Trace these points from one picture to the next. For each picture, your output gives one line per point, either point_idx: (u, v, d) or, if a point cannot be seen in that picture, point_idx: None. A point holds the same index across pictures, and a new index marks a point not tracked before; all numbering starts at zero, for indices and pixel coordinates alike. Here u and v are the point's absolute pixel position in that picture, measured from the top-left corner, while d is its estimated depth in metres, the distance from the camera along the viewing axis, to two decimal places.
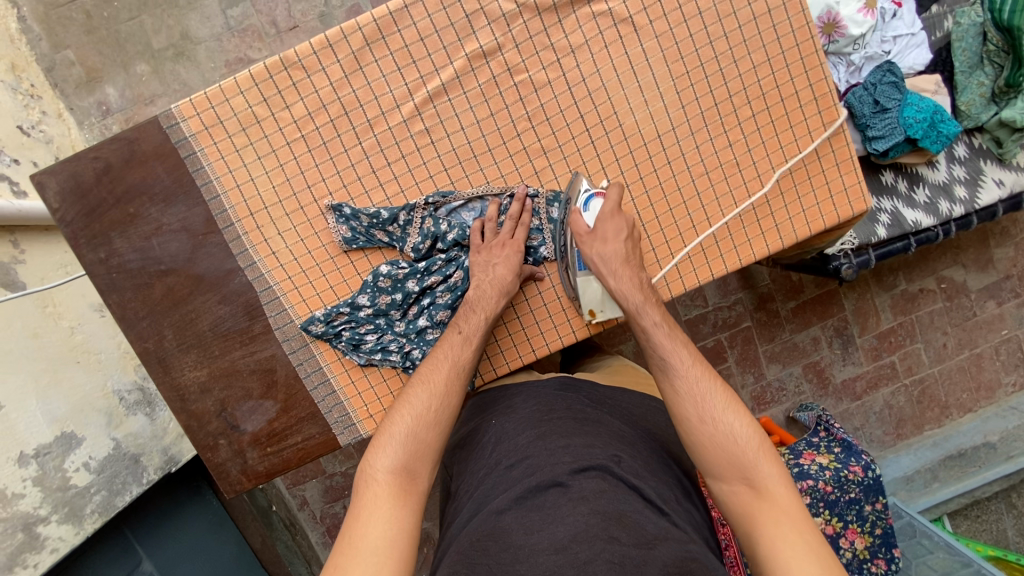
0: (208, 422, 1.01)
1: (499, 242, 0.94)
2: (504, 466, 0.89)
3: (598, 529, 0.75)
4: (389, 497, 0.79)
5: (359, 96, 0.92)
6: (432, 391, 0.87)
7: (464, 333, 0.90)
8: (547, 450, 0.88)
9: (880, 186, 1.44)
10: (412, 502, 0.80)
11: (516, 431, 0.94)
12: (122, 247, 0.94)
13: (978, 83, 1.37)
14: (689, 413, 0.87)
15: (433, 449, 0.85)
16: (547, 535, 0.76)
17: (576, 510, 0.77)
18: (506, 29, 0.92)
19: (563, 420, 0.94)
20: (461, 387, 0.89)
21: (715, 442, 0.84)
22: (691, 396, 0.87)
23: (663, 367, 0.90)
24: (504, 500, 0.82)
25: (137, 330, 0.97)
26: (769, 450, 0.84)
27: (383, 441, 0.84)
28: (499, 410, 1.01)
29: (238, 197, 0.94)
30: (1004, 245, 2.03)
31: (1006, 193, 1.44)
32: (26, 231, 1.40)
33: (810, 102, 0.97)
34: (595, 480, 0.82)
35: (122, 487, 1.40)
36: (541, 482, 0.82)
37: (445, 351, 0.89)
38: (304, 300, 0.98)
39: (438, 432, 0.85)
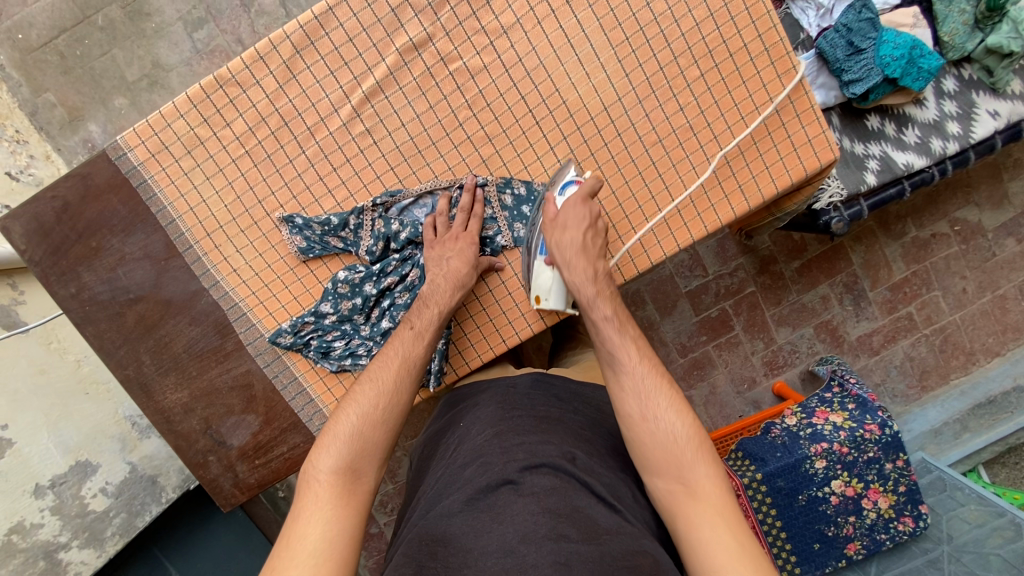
0: (195, 440, 1.03)
1: (452, 236, 0.93)
2: (459, 465, 0.89)
3: (546, 529, 0.76)
4: (330, 499, 0.80)
5: (297, 104, 0.92)
6: (380, 390, 0.88)
7: (416, 329, 0.90)
8: (500, 450, 0.87)
9: (865, 131, 1.36)
10: (354, 502, 0.81)
11: (477, 431, 0.94)
12: (90, 280, 0.97)
13: (959, 9, 1.28)
14: (631, 411, 0.87)
15: (378, 448, 0.86)
16: (496, 537, 0.76)
17: (526, 508, 0.78)
18: (434, 17, 0.90)
19: (522, 418, 0.93)
20: (410, 386, 0.90)
21: (654, 439, 0.85)
22: (636, 392, 0.87)
23: (611, 368, 0.89)
24: (455, 502, 0.82)
25: (116, 359, 0.99)
26: (708, 450, 0.84)
27: (327, 441, 0.85)
28: (466, 411, 1.02)
29: (193, 219, 0.95)
30: (1019, 177, 1.91)
31: (1002, 124, 1.36)
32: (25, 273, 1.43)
33: (760, 54, 0.93)
34: (547, 478, 0.82)
35: (142, 508, 1.46)
36: (491, 481, 0.82)
37: (396, 348, 0.90)
38: (270, 314, 0.99)
39: (382, 431, 0.87)
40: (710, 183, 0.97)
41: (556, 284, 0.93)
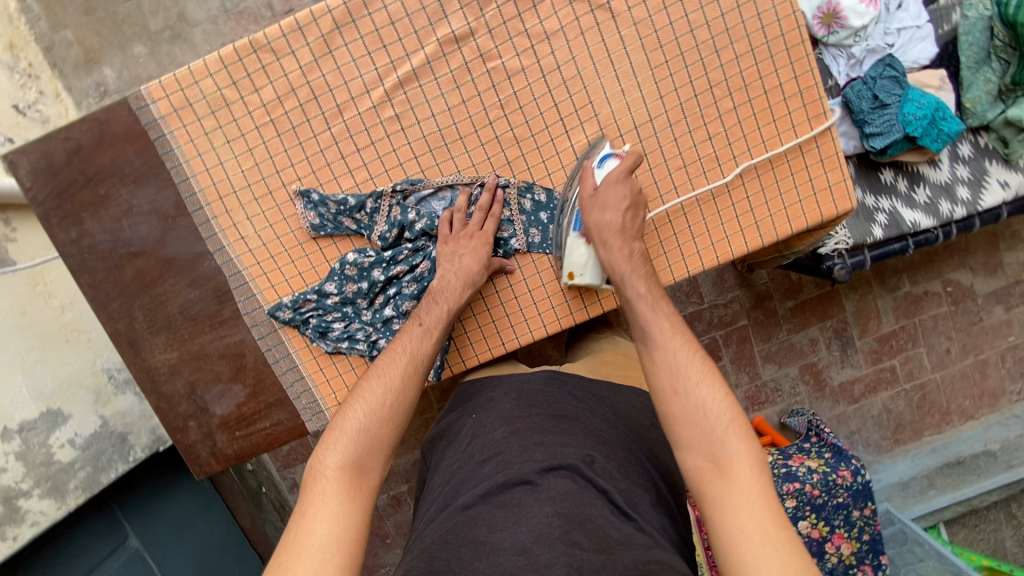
0: (178, 404, 1.01)
1: (468, 233, 0.93)
2: (478, 461, 0.91)
3: (559, 532, 0.77)
4: (336, 495, 0.79)
5: (329, 80, 0.91)
6: (387, 386, 0.87)
7: (425, 325, 0.90)
8: (518, 448, 0.89)
9: (878, 184, 1.39)
10: (360, 497, 0.80)
11: (491, 427, 0.95)
12: (92, 228, 0.95)
13: (984, 79, 1.31)
14: (663, 383, 0.84)
15: (383, 443, 0.85)
16: (509, 535, 0.78)
17: (540, 510, 0.80)
18: (479, 13, 0.90)
19: (538, 416, 0.94)
20: (417, 380, 0.89)
21: (686, 414, 0.81)
22: (668, 364, 0.84)
23: (643, 339, 0.87)
24: (470, 496, 0.84)
25: (108, 311, 0.97)
26: (742, 425, 0.81)
27: (334, 437, 0.84)
28: (480, 404, 1.03)
29: (207, 180, 0.94)
30: (1015, 248, 1.95)
31: (1010, 196, 1.39)
32: (18, 211, 1.38)
33: (794, 96, 0.94)
34: (564, 481, 0.83)
35: (108, 464, 1.41)
36: (508, 479, 0.84)
37: (405, 344, 0.89)
38: (272, 286, 0.97)
39: (389, 427, 0.86)
40: (727, 215, 0.98)
41: (591, 260, 0.92)
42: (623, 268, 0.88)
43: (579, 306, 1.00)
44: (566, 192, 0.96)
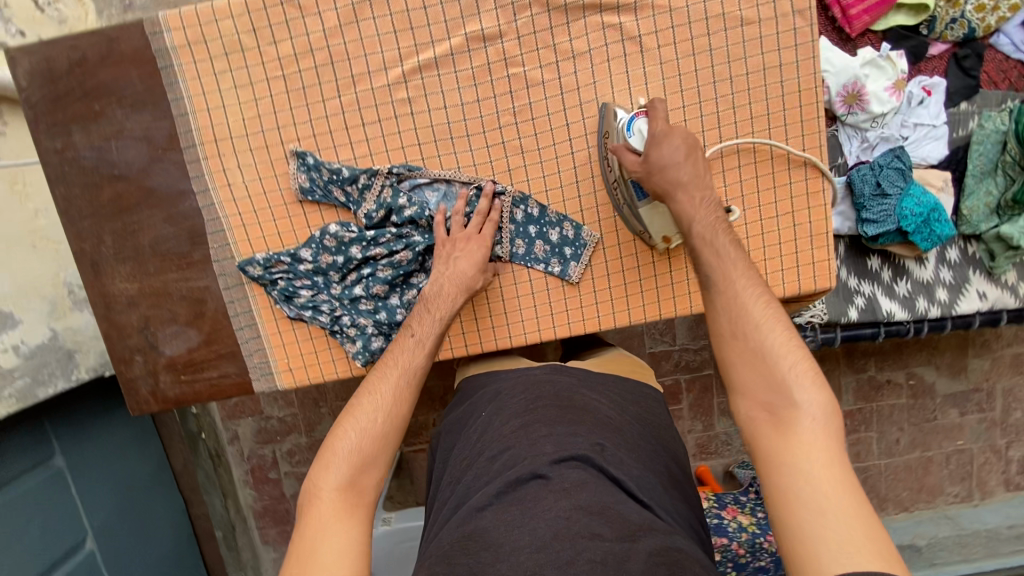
0: (128, 335, 0.99)
1: (465, 236, 0.93)
2: (487, 457, 0.88)
3: (579, 526, 0.73)
4: (334, 515, 0.77)
5: (349, 48, 0.90)
6: (379, 402, 0.86)
7: (418, 338, 0.90)
8: (528, 442, 0.86)
9: (863, 269, 1.43)
10: (357, 517, 0.78)
11: (501, 422, 0.93)
12: (80, 142, 0.93)
13: (986, 191, 1.34)
14: (722, 327, 0.80)
15: (378, 460, 0.84)
16: (527, 531, 0.74)
17: (556, 504, 0.76)
18: (512, 18, 0.89)
19: (547, 407, 0.92)
20: (409, 397, 0.88)
21: (744, 358, 0.77)
22: (728, 308, 0.79)
23: (703, 281, 0.82)
24: (482, 496, 0.80)
25: (77, 229, 0.96)
26: (811, 371, 0.74)
27: (327, 458, 0.82)
28: (486, 401, 1.01)
29: (206, 120, 0.92)
30: (982, 356, 2.00)
31: (985, 307, 1.42)
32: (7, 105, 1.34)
33: (798, 167, 0.95)
34: (579, 470, 0.80)
35: (48, 378, 1.35)
36: (520, 474, 0.81)
37: (398, 359, 0.89)
38: (249, 240, 0.96)
39: (383, 445, 0.84)
40: None
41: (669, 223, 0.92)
42: (692, 215, 0.83)
43: (548, 324, 1.01)
44: (559, 211, 0.96)
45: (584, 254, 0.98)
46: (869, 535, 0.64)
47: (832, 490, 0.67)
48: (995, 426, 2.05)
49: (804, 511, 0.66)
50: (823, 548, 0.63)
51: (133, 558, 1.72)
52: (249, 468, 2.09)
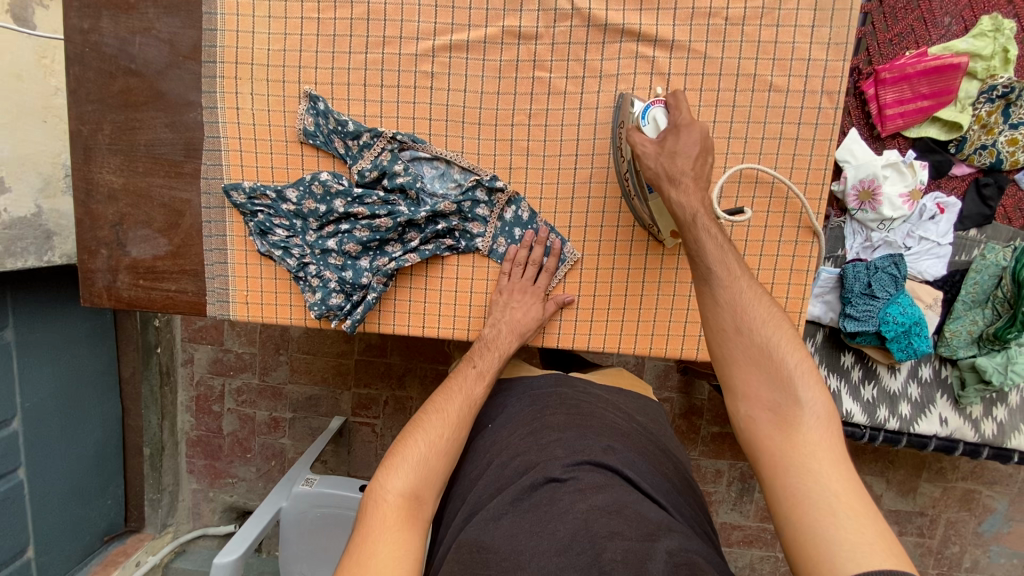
0: (100, 227, 1.00)
1: (523, 287, 0.95)
2: (499, 464, 0.85)
3: (598, 527, 0.69)
4: (396, 520, 0.76)
5: (388, 10, 0.91)
6: (445, 421, 0.87)
7: (478, 369, 0.93)
8: (539, 447, 0.84)
9: (835, 363, 1.43)
10: (417, 529, 0.77)
11: (510, 432, 0.91)
12: (106, 28, 0.94)
13: (971, 319, 1.34)
14: (724, 324, 0.79)
15: (439, 477, 0.83)
16: (547, 535, 0.69)
17: (573, 504, 0.72)
18: (551, 23, 0.90)
19: (557, 414, 0.90)
20: (469, 422, 0.89)
21: (747, 357, 0.77)
22: (732, 306, 0.78)
23: (705, 277, 0.80)
24: (498, 504, 0.76)
25: (80, 111, 0.97)
26: (807, 369, 0.76)
27: (395, 463, 0.82)
28: (494, 413, 0.99)
29: (233, 40, 0.93)
30: (934, 482, 1.99)
31: (944, 433, 1.41)
32: None
33: (789, 242, 0.96)
34: (596, 473, 0.77)
35: (20, 253, 1.34)
36: (534, 479, 0.77)
37: (461, 384, 0.91)
38: (241, 165, 0.96)
39: (444, 462, 0.84)
40: (678, 314, 0.98)
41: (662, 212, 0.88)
42: (696, 209, 0.79)
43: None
44: (547, 221, 0.97)
45: (561, 269, 0.98)
46: (877, 528, 0.65)
47: (839, 485, 0.68)
48: (929, 554, 2.04)
49: (817, 512, 0.66)
50: (834, 542, 0.64)
51: (56, 450, 1.69)
52: (193, 396, 2.11)
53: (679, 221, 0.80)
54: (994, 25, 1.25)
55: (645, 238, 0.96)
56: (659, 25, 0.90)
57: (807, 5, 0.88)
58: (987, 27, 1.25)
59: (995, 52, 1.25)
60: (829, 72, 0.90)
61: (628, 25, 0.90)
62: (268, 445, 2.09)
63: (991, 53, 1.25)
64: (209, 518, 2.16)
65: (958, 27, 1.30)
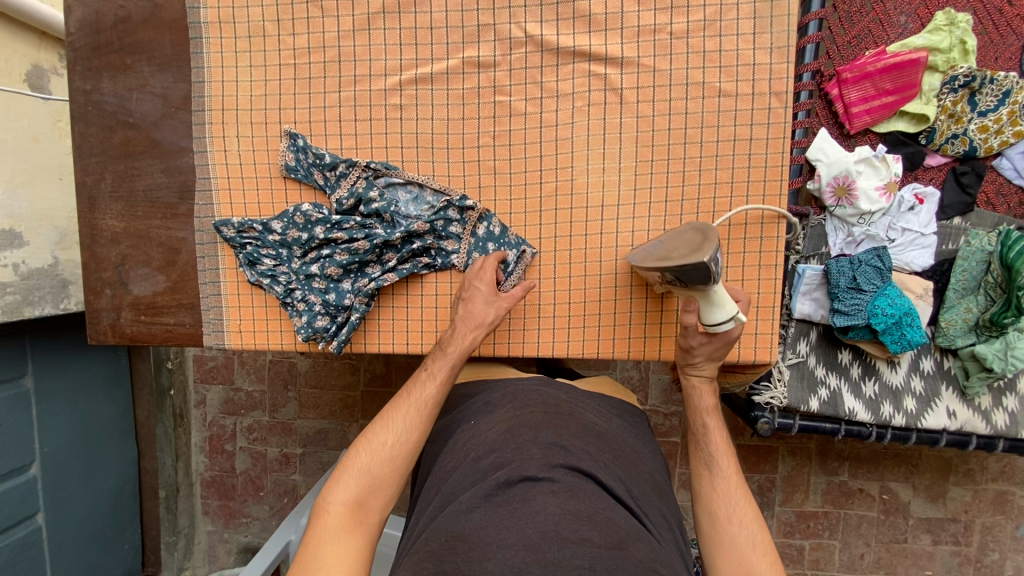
0: (104, 268, 1.07)
1: (479, 274, 0.95)
2: (474, 458, 0.87)
3: (567, 530, 0.70)
4: (338, 528, 0.83)
5: (357, 51, 0.99)
6: (389, 428, 0.90)
7: (429, 370, 0.94)
8: (514, 445, 0.85)
9: (833, 362, 1.41)
10: (360, 533, 0.83)
11: (488, 428, 0.92)
12: (106, 88, 1.03)
13: (965, 306, 1.32)
14: (719, 509, 0.91)
15: (387, 484, 0.87)
16: (515, 532, 0.70)
17: (543, 503, 0.74)
18: (507, 51, 0.97)
19: (535, 413, 0.92)
20: (419, 425, 0.92)
21: (731, 543, 0.88)
22: (727, 496, 0.92)
23: (709, 465, 0.95)
24: (473, 498, 0.77)
25: (85, 163, 1.05)
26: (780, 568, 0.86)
27: (341, 475, 0.88)
28: (477, 411, 1.01)
29: (219, 90, 1.02)
30: (963, 485, 1.91)
31: (954, 426, 1.38)
32: (55, 42, 1.49)
33: (754, 238, 0.99)
34: (570, 477, 0.79)
35: (37, 301, 1.44)
36: (509, 477, 0.79)
37: (411, 391, 0.93)
38: (230, 203, 1.03)
39: (390, 470, 0.88)
40: (654, 318, 1.01)
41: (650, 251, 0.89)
42: (709, 401, 0.98)
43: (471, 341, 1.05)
44: (519, 235, 1.02)
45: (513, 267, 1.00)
46: None
47: None
48: (968, 564, 1.93)
49: None
50: None
51: (73, 494, 1.73)
52: (206, 435, 2.15)
53: (695, 405, 0.99)
54: (948, 19, 1.30)
55: (616, 246, 1.01)
56: (608, 44, 0.96)
57: (746, 13, 0.94)
58: (942, 21, 1.30)
59: (952, 44, 1.30)
60: (775, 74, 0.94)
61: (578, 47, 0.96)
62: (281, 482, 2.11)
63: (949, 45, 1.29)
64: (224, 560, 2.17)
65: (914, 24, 1.34)
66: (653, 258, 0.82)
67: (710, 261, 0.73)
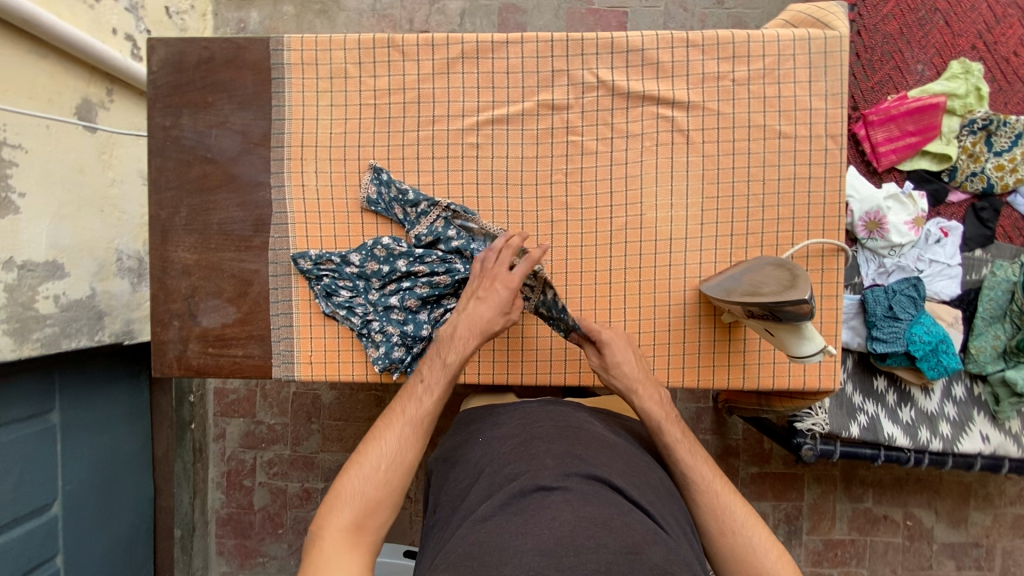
0: (173, 300, 1.07)
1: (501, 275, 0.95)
2: (489, 474, 0.88)
3: (584, 536, 0.70)
4: (338, 553, 0.81)
5: (436, 94, 1.03)
6: (385, 451, 0.90)
7: (425, 382, 0.94)
8: (528, 457, 0.87)
9: (870, 389, 1.46)
10: (361, 553, 0.83)
11: (500, 442, 0.95)
12: (186, 124, 1.06)
13: (994, 334, 1.39)
14: (710, 526, 0.91)
15: (385, 504, 0.87)
16: (533, 537, 0.71)
17: (559, 511, 0.74)
18: (580, 95, 1.03)
19: (544, 426, 0.94)
20: (415, 442, 0.92)
21: (734, 553, 0.88)
22: (712, 509, 0.91)
23: (685, 484, 0.94)
24: (489, 507, 0.78)
25: (160, 197, 1.07)
26: (785, 556, 0.87)
27: (336, 500, 0.86)
28: (486, 426, 1.02)
29: (299, 127, 1.05)
30: (983, 510, 1.95)
31: (988, 450, 1.42)
32: (120, 86, 1.55)
33: (815, 271, 1.04)
34: (585, 485, 0.79)
35: (75, 333, 1.43)
36: (524, 487, 0.79)
37: (404, 409, 0.93)
38: (306, 236, 1.06)
39: (387, 490, 0.87)
40: (722, 347, 1.05)
41: (725, 284, 0.92)
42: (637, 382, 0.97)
43: (519, 368, 1.08)
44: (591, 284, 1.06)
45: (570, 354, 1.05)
46: None
47: None
48: None
49: None
50: None
51: (89, 535, 1.65)
52: (225, 470, 2.09)
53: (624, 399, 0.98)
54: (963, 68, 1.42)
55: (684, 277, 1.05)
56: (675, 90, 1.02)
57: (802, 63, 1.01)
58: (958, 70, 1.42)
59: (968, 91, 1.40)
60: (831, 119, 1.01)
61: (647, 92, 1.02)
62: (300, 519, 2.05)
63: (966, 91, 1.40)
64: None
65: (930, 72, 1.45)
66: (741, 292, 0.86)
67: (809, 299, 0.78)
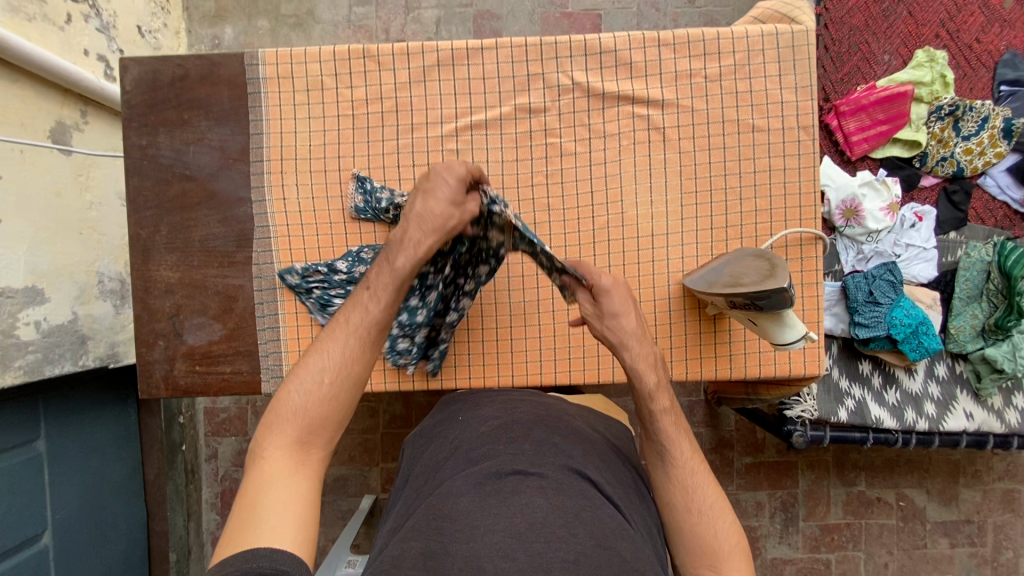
0: (157, 319, 1.06)
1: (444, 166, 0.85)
2: (465, 450, 0.87)
3: (557, 526, 0.70)
4: (280, 474, 0.76)
5: (414, 102, 1.04)
6: (329, 364, 0.81)
7: (371, 289, 0.85)
8: (507, 440, 0.86)
9: (855, 372, 1.49)
10: (306, 473, 0.77)
11: (478, 420, 0.94)
12: (162, 142, 1.05)
13: (972, 313, 1.42)
14: (679, 507, 0.90)
15: (329, 421, 0.80)
16: (504, 519, 0.71)
17: (532, 497, 0.74)
18: (556, 98, 1.04)
19: (526, 412, 0.94)
20: (363, 354, 0.83)
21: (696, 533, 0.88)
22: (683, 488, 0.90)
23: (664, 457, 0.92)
24: (465, 483, 0.77)
25: (139, 217, 1.06)
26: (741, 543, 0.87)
27: (275, 417, 0.79)
28: (467, 406, 1.02)
29: (277, 141, 1.05)
30: (973, 487, 1.99)
31: (973, 427, 1.45)
32: (94, 108, 1.54)
33: (795, 260, 1.06)
34: (562, 475, 0.80)
35: (58, 359, 1.41)
36: (502, 469, 0.79)
37: (349, 317, 0.83)
38: (290, 250, 1.06)
39: (332, 405, 0.80)
40: (708, 339, 1.07)
41: (708, 276, 0.93)
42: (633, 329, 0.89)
43: (509, 370, 1.09)
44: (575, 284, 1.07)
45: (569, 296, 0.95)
46: None
47: None
48: (985, 564, 1.99)
49: None
50: None
51: (81, 564, 1.61)
52: (218, 490, 2.06)
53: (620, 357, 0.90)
54: (928, 56, 1.45)
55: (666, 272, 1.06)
56: (649, 89, 1.04)
57: (771, 58, 1.03)
58: (922, 59, 1.45)
59: (934, 78, 1.44)
60: (802, 110, 1.03)
61: (622, 92, 1.03)
62: None
63: (931, 79, 1.43)
64: None
65: (897, 61, 1.49)
66: (721, 283, 0.88)
67: (786, 287, 0.80)
